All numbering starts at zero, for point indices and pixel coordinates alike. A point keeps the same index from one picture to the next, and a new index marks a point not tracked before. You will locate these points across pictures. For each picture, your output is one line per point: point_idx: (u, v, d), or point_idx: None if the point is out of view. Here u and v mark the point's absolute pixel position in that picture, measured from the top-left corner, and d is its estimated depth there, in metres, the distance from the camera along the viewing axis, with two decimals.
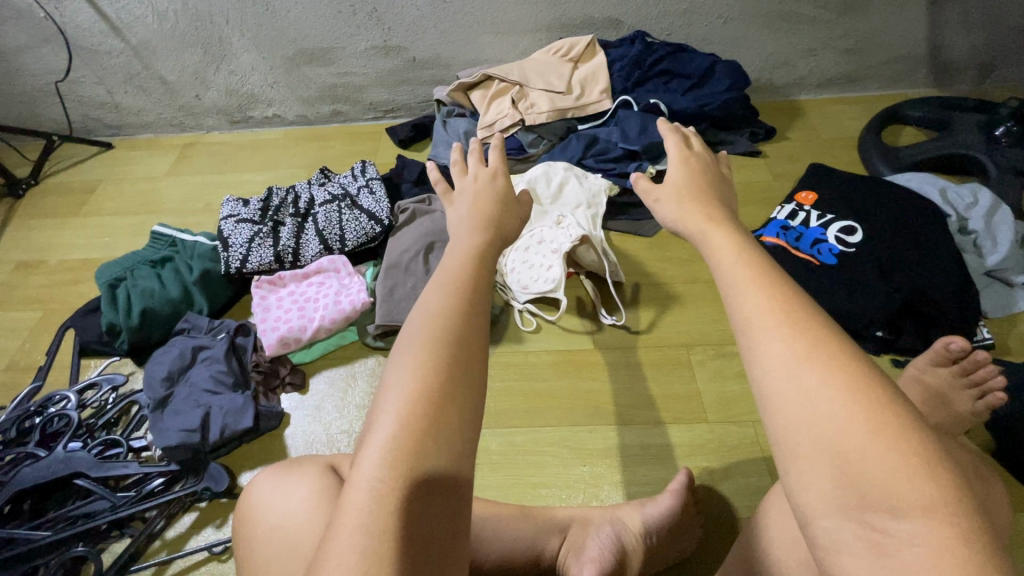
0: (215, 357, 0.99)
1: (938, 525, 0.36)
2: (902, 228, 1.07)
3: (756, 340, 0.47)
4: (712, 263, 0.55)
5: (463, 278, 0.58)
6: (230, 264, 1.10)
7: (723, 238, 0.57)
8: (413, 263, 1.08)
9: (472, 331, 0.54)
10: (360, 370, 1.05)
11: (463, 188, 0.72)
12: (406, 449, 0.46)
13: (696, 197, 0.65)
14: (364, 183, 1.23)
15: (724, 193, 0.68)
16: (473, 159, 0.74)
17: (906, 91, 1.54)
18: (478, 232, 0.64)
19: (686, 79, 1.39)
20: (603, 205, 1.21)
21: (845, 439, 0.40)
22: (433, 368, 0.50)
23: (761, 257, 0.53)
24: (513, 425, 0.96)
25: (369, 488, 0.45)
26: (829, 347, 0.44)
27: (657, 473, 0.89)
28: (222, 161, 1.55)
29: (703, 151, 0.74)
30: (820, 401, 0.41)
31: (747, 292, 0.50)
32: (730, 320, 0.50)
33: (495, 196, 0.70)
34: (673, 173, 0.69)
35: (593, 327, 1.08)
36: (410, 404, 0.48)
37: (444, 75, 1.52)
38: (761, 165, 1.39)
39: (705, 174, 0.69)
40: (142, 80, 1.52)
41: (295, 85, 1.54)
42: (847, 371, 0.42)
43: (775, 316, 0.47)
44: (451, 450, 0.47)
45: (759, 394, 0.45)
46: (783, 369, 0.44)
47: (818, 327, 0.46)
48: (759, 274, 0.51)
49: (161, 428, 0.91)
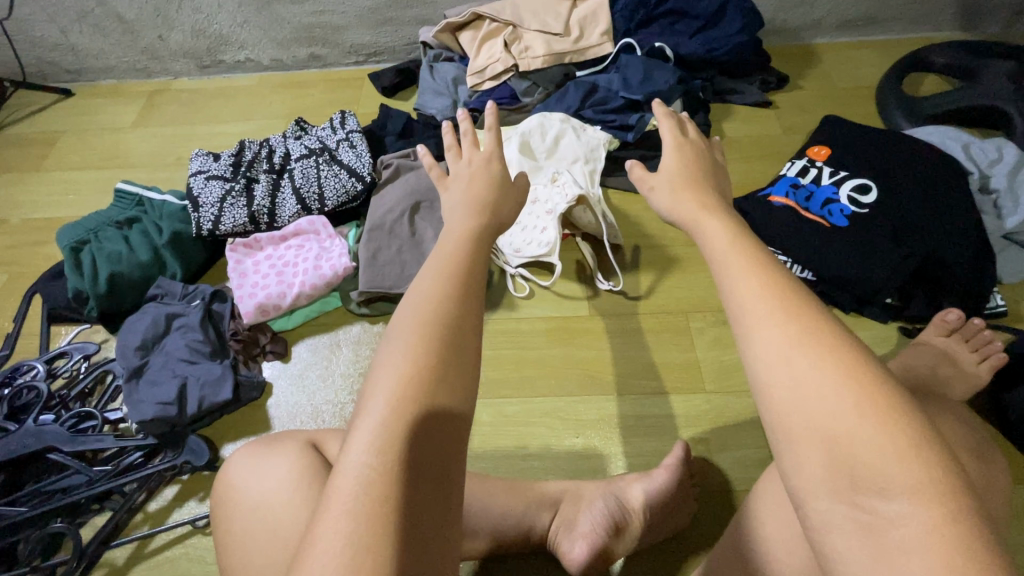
0: (191, 326, 0.95)
1: (928, 505, 0.36)
2: (921, 187, 1.00)
3: (754, 328, 0.46)
4: (706, 251, 0.55)
5: (455, 261, 0.56)
6: (202, 226, 1.01)
7: (717, 226, 0.56)
8: (398, 225, 1.02)
9: (466, 312, 0.52)
10: (344, 338, 1.00)
11: (458, 172, 0.70)
12: (392, 433, 0.43)
13: (690, 185, 0.63)
14: (344, 136, 1.12)
15: (718, 181, 0.67)
16: (467, 141, 0.71)
17: (930, 34, 1.42)
18: (473, 215, 0.62)
19: (694, 20, 1.27)
20: (602, 160, 1.14)
21: (836, 425, 0.40)
22: (424, 349, 0.48)
23: (755, 245, 0.53)
24: (505, 395, 0.92)
25: (361, 470, 0.42)
26: (821, 334, 0.44)
27: (653, 444, 0.86)
28: (193, 111, 1.44)
29: (697, 137, 0.71)
30: (811, 387, 0.42)
31: (742, 279, 0.49)
32: (724, 308, 0.50)
33: (490, 179, 0.67)
34: (666, 160, 0.67)
35: (589, 293, 1.03)
36: (401, 387, 0.45)
37: (430, 14, 1.39)
38: (771, 116, 1.29)
39: (699, 159, 0.67)
40: (97, 18, 1.38)
41: (268, 25, 1.40)
42: (840, 356, 0.42)
43: (769, 304, 0.47)
44: (441, 431, 0.45)
45: (752, 382, 0.45)
46: (775, 357, 0.44)
47: (813, 314, 0.46)
48: (754, 262, 0.50)
49: (139, 399, 0.88)
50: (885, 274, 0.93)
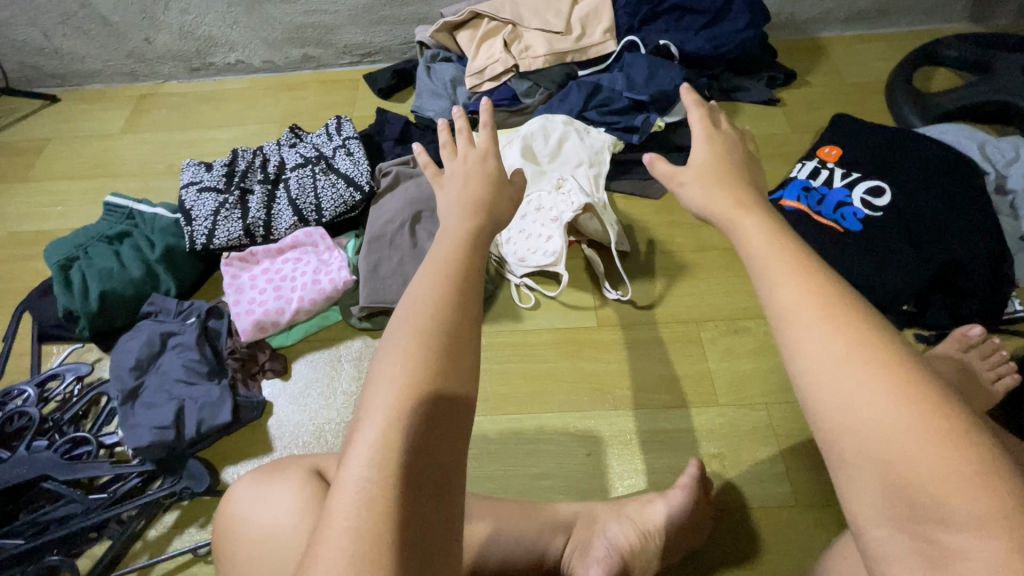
0: (188, 345, 0.92)
1: (999, 538, 0.34)
2: (936, 188, 0.97)
3: (797, 338, 0.43)
4: (741, 252, 0.51)
5: (447, 262, 0.54)
6: (196, 241, 0.98)
7: (752, 224, 0.52)
8: (399, 235, 0.99)
9: (462, 325, 0.49)
10: (346, 354, 0.97)
11: (453, 170, 0.66)
12: (391, 446, 0.42)
13: (721, 180, 0.58)
14: (341, 143, 1.09)
15: (753, 179, 0.61)
16: (463, 139, 0.68)
17: (938, 27, 1.39)
18: (468, 216, 0.59)
19: (700, 15, 1.23)
20: (607, 163, 1.11)
21: (893, 448, 0.37)
22: (419, 364, 0.46)
23: (798, 246, 0.49)
24: (513, 412, 0.90)
25: (361, 487, 0.40)
26: (874, 345, 0.41)
27: (666, 460, 0.84)
28: (183, 116, 1.40)
29: (729, 130, 0.66)
30: (864, 405, 0.39)
31: (782, 283, 0.46)
32: (766, 315, 0.47)
33: (487, 177, 0.64)
34: (696, 155, 0.62)
35: (596, 302, 1.00)
36: (397, 400, 0.44)
37: (426, 12, 1.35)
38: (779, 115, 1.26)
39: (732, 153, 0.62)
40: (81, 20, 1.33)
41: (258, 26, 1.36)
42: (895, 370, 0.39)
43: (817, 314, 0.43)
44: (442, 442, 0.43)
45: (800, 396, 0.42)
46: (824, 371, 0.41)
47: (863, 323, 0.42)
48: (796, 265, 0.47)
49: (134, 423, 0.84)
50: (903, 281, 0.91)
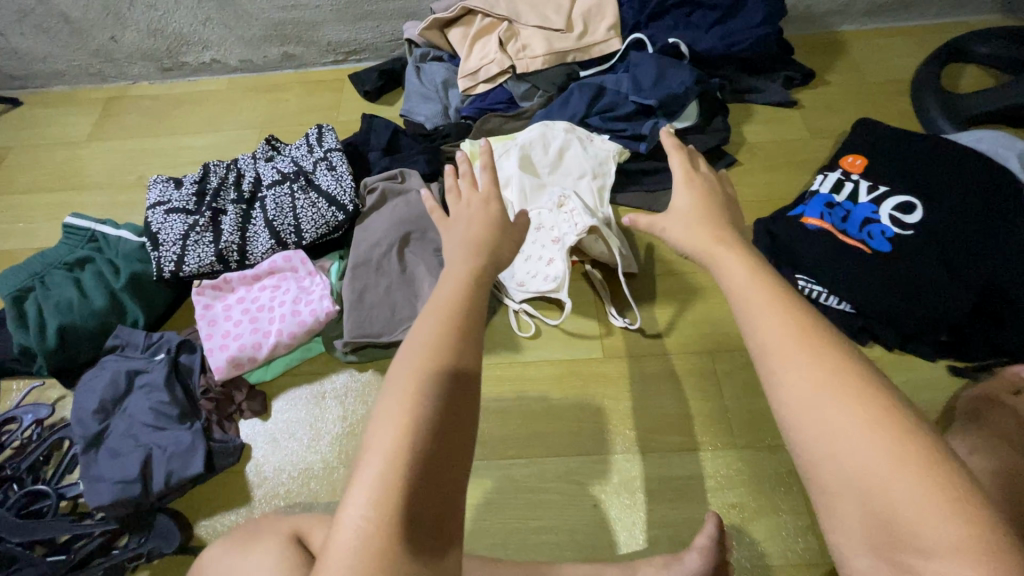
0: (156, 386, 0.84)
1: (976, 566, 0.35)
2: (978, 206, 0.87)
3: (777, 370, 0.46)
4: (724, 288, 0.54)
5: (450, 293, 0.53)
6: (163, 268, 0.89)
7: (732, 260, 0.56)
8: (386, 260, 0.91)
9: (460, 359, 0.49)
10: (330, 390, 0.90)
11: (457, 215, 0.61)
12: (389, 488, 0.44)
13: (705, 220, 0.61)
14: (322, 156, 0.99)
15: (736, 220, 0.64)
16: (465, 183, 0.63)
17: (965, 20, 1.29)
18: (472, 257, 0.56)
19: (711, 10, 1.14)
20: (612, 174, 1.02)
21: (868, 475, 0.39)
22: (416, 402, 0.47)
23: (776, 279, 0.53)
24: (512, 456, 0.82)
25: (359, 525, 0.43)
26: (850, 374, 0.44)
27: (680, 512, 0.77)
28: (155, 121, 1.30)
29: (708, 171, 0.69)
30: (840, 435, 0.41)
31: (763, 317, 0.49)
32: (749, 346, 0.50)
33: (491, 223, 0.59)
34: (679, 199, 0.65)
35: (601, 331, 0.92)
36: (394, 440, 0.45)
37: (415, 7, 1.25)
38: (797, 118, 1.17)
39: (712, 195, 0.65)
40: (39, 18, 1.22)
41: (233, 22, 1.25)
42: (869, 401, 0.42)
43: (796, 345, 0.46)
44: (440, 482, 0.45)
45: (782, 425, 0.45)
46: (802, 402, 0.44)
47: (840, 353, 0.45)
48: (774, 298, 0.50)
49: (96, 475, 0.77)
50: (935, 310, 0.84)
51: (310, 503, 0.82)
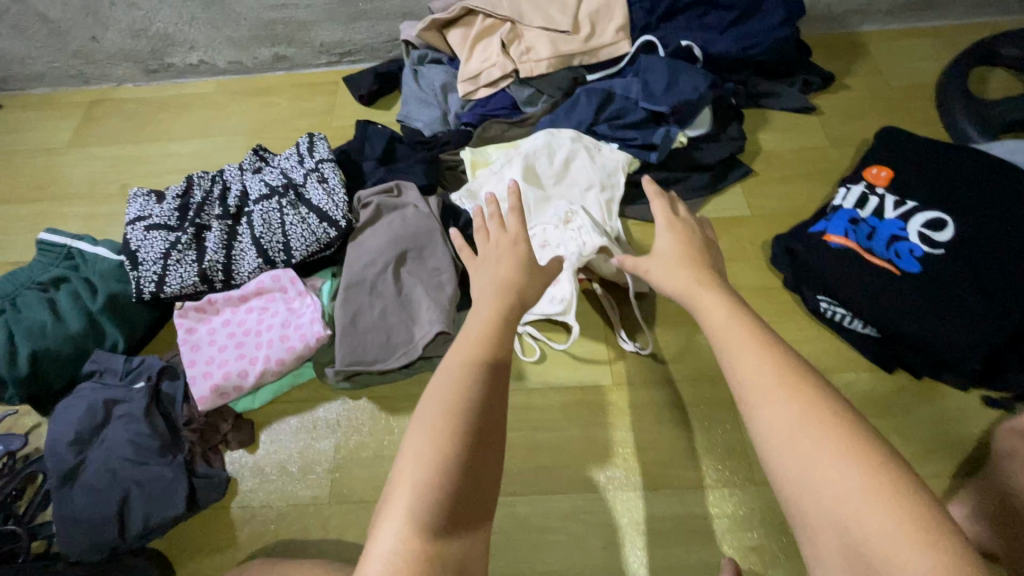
0: (136, 417, 0.78)
1: None
2: (1014, 224, 0.81)
3: (755, 404, 0.46)
4: (703, 323, 0.54)
5: (495, 318, 0.54)
6: (143, 289, 0.84)
7: (711, 296, 0.55)
8: (380, 281, 0.85)
9: (499, 382, 0.50)
10: (322, 419, 0.85)
11: (487, 250, 0.61)
12: (431, 508, 0.43)
13: (686, 264, 0.60)
14: (313, 167, 0.93)
15: (717, 260, 0.63)
16: (493, 223, 0.62)
17: (991, 20, 1.23)
18: (502, 295, 0.56)
19: (727, 11, 1.08)
20: (621, 186, 0.95)
21: (844, 509, 0.39)
22: (446, 439, 0.45)
23: (751, 314, 0.52)
24: (515, 493, 0.77)
25: (395, 549, 0.41)
26: (823, 407, 0.44)
27: (695, 555, 0.72)
28: (140, 126, 1.24)
29: (689, 218, 0.67)
30: (815, 469, 0.41)
31: (739, 351, 0.49)
32: (726, 381, 0.50)
33: (521, 262, 0.59)
34: (662, 244, 0.63)
35: (610, 355, 0.87)
36: (437, 458, 0.44)
37: (413, 6, 1.18)
38: (815, 125, 1.11)
39: (694, 240, 0.64)
40: (16, 17, 1.16)
41: (220, 22, 1.19)
42: (841, 433, 0.42)
43: (771, 377, 0.46)
44: (473, 506, 0.45)
45: (762, 459, 0.45)
46: (779, 435, 0.44)
47: (815, 386, 0.45)
48: (750, 331, 0.50)
49: (70, 516, 0.71)
50: (972, 338, 0.78)
51: (298, 544, 0.76)
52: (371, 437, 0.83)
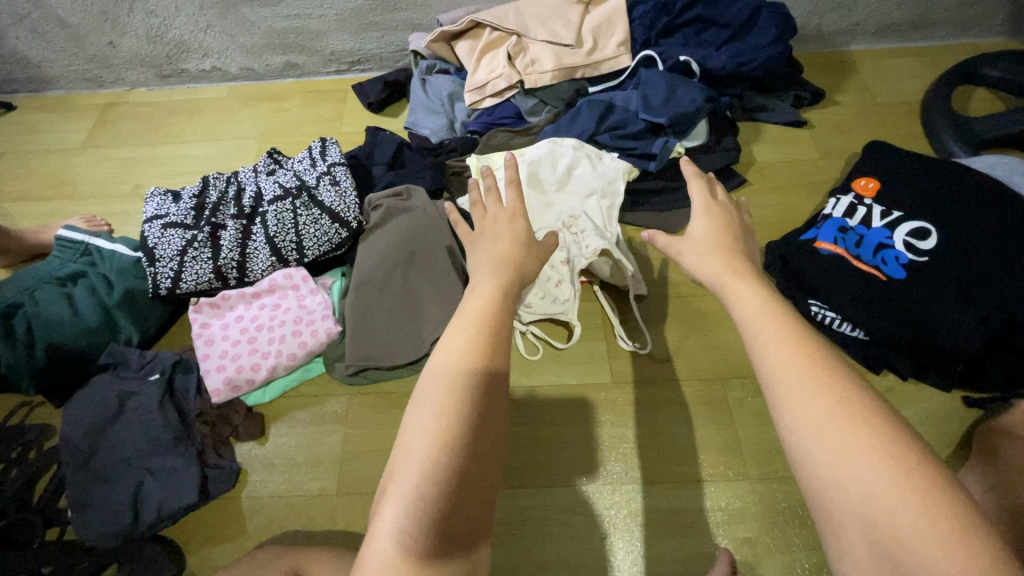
0: (149, 409, 0.79)
1: None
2: (1005, 232, 0.85)
3: (785, 398, 0.47)
4: (736, 317, 0.55)
5: (483, 314, 0.53)
6: (159, 285, 0.87)
7: (746, 289, 0.57)
8: (390, 279, 0.89)
9: (495, 374, 0.50)
10: (330, 413, 0.87)
11: (482, 228, 0.64)
12: (427, 499, 0.44)
13: (722, 251, 0.63)
14: (325, 170, 0.97)
15: (751, 250, 0.65)
16: (490, 198, 0.66)
17: (974, 41, 1.29)
18: (502, 277, 0.57)
19: (722, 29, 1.12)
20: (621, 193, 0.99)
21: (874, 504, 0.40)
22: (446, 429, 0.47)
23: (785, 310, 0.54)
24: (516, 486, 0.80)
25: (395, 536, 0.43)
26: (855, 406, 0.45)
27: (689, 547, 0.75)
28: (153, 128, 1.27)
29: (727, 202, 0.70)
30: (845, 462, 0.42)
31: (772, 347, 0.50)
32: (757, 373, 0.51)
33: (516, 237, 0.62)
34: (696, 228, 0.67)
35: (609, 355, 0.90)
36: (432, 451, 0.46)
37: (422, 19, 1.23)
38: (807, 138, 1.16)
39: (729, 224, 0.67)
40: (35, 22, 1.19)
41: (234, 30, 1.22)
42: (870, 431, 0.43)
43: (802, 374, 0.47)
44: (472, 498, 0.46)
45: (791, 453, 0.46)
46: (810, 429, 0.45)
47: (845, 384, 0.46)
48: (783, 327, 0.52)
49: (85, 503, 0.73)
50: (963, 336, 0.82)
51: (306, 534, 0.78)
52: (377, 431, 0.85)
